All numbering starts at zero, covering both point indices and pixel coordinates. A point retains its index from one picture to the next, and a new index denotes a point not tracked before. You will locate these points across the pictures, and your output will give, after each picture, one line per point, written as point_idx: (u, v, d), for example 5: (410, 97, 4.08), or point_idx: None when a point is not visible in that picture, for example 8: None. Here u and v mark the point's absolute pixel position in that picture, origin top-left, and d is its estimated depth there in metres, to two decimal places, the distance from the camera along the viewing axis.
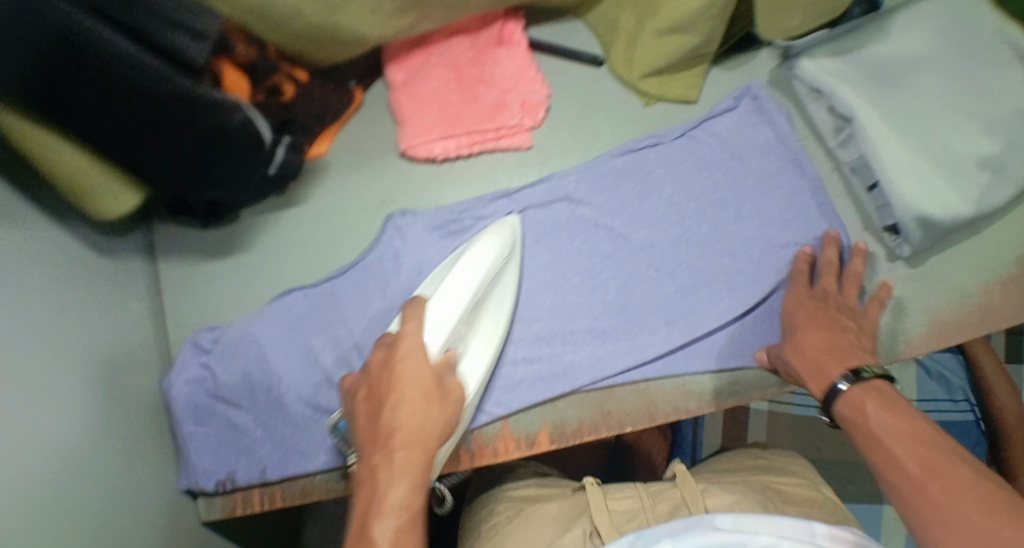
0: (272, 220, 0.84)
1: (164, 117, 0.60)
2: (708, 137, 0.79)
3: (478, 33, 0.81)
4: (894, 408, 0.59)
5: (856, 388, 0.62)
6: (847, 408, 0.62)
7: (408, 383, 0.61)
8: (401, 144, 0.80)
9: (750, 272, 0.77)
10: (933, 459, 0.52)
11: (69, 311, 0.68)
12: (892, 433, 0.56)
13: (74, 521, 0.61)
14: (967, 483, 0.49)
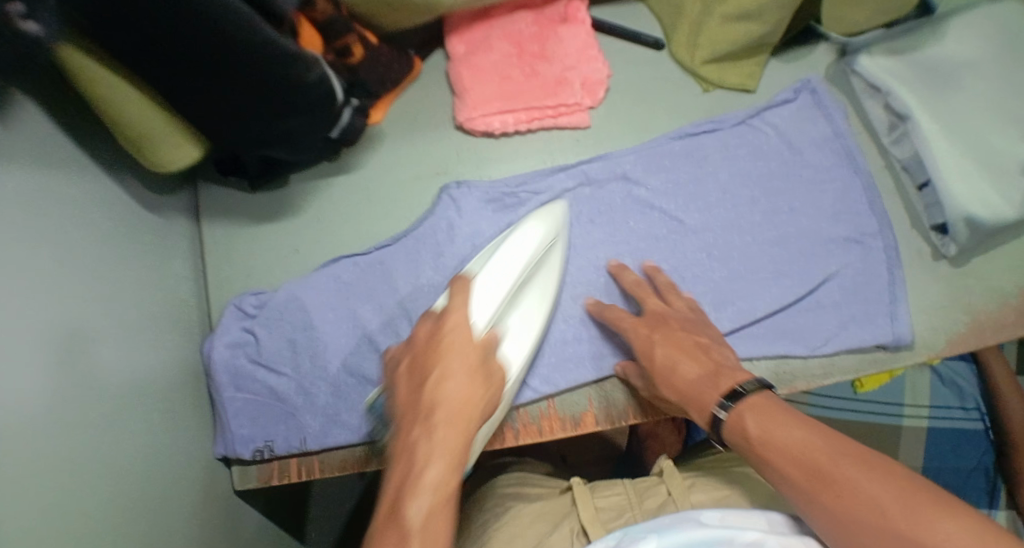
0: (320, 188, 0.83)
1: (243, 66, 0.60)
2: (767, 126, 0.79)
3: (542, 9, 0.80)
4: (771, 416, 0.55)
5: (732, 413, 0.57)
6: (735, 434, 0.57)
7: (455, 359, 0.57)
8: (459, 116, 0.79)
9: (803, 262, 0.77)
10: (816, 466, 0.52)
11: (113, 263, 0.66)
12: (764, 455, 0.54)
13: (122, 472, 0.60)
14: (885, 502, 0.48)
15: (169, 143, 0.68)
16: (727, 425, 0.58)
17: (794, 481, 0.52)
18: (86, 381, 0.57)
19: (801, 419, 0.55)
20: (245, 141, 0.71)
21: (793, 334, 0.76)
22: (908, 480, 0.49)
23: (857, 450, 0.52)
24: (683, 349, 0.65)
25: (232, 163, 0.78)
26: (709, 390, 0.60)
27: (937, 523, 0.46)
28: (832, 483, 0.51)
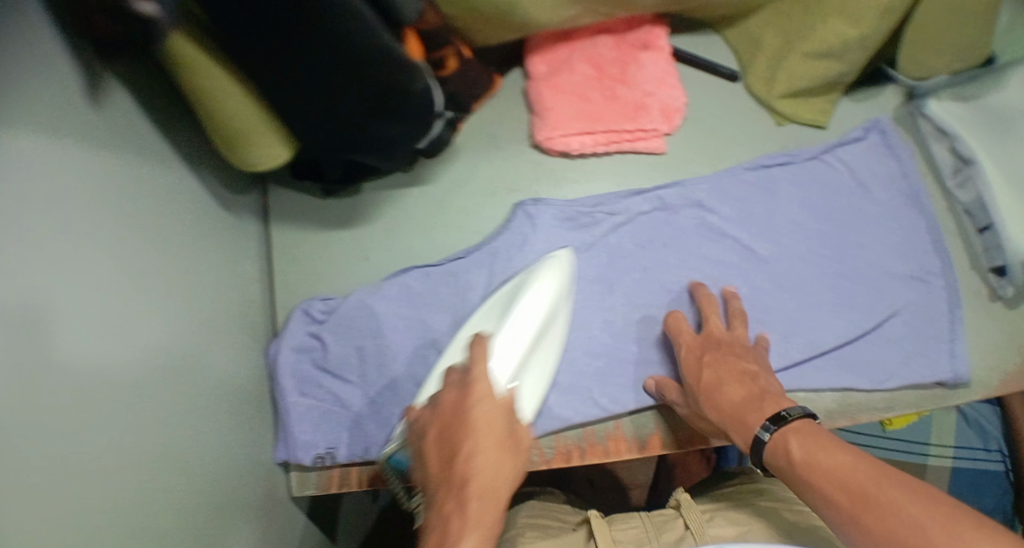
0: (394, 197, 0.83)
1: (357, 71, 0.61)
2: (837, 162, 0.81)
3: (624, 35, 0.81)
4: (816, 440, 0.57)
5: (777, 434, 0.59)
6: (778, 455, 0.58)
7: (479, 437, 0.58)
8: (537, 135, 0.81)
9: (869, 297, 0.79)
10: (853, 483, 0.52)
11: (192, 262, 0.66)
12: (805, 476, 0.55)
13: (191, 473, 0.59)
14: (922, 522, 0.47)
15: (264, 142, 0.68)
16: (767, 449, 0.60)
17: (834, 500, 0.52)
18: (162, 380, 0.57)
19: (843, 444, 0.55)
20: (336, 148, 0.71)
21: (856, 367, 0.78)
22: (947, 503, 0.48)
23: (894, 472, 0.51)
24: (732, 374, 0.67)
25: (311, 169, 0.78)
26: (751, 413, 0.63)
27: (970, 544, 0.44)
28: (872, 501, 0.50)
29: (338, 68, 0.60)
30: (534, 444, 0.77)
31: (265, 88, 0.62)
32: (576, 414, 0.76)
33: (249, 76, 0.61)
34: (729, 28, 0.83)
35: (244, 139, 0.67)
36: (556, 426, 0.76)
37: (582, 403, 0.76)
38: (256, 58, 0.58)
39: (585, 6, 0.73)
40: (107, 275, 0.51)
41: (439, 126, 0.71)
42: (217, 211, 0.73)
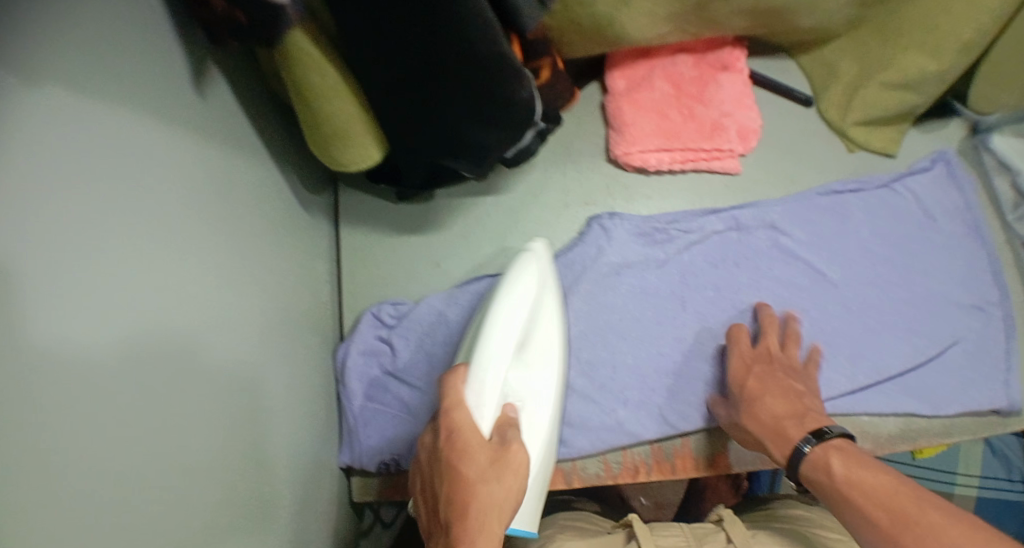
0: (468, 204, 0.83)
1: (471, 78, 0.61)
2: (906, 192, 0.83)
3: (704, 55, 0.82)
4: (859, 462, 0.58)
5: (818, 448, 0.62)
6: (818, 471, 0.60)
7: (470, 467, 0.57)
8: (616, 150, 0.81)
9: (932, 325, 0.80)
10: (889, 505, 0.54)
11: (269, 260, 0.66)
12: (844, 495, 0.57)
13: (265, 468, 0.59)
14: (957, 546, 0.48)
15: (359, 144, 0.68)
16: (806, 463, 0.62)
17: (873, 521, 0.54)
18: (244, 380, 0.56)
19: (891, 471, 0.57)
20: (431, 152, 0.71)
21: (918, 392, 0.79)
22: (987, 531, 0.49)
23: (939, 501, 0.53)
24: (781, 389, 0.69)
25: (391, 173, 0.78)
26: (792, 425, 0.65)
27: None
28: (913, 525, 0.52)
29: (452, 74, 0.61)
30: (601, 457, 0.77)
31: (375, 88, 0.62)
32: (645, 429, 0.76)
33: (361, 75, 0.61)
34: (803, 54, 0.84)
35: (342, 139, 0.67)
36: (624, 440, 0.76)
37: (651, 419, 0.76)
38: (376, 58, 0.58)
39: (677, 25, 0.74)
40: (202, 270, 0.51)
41: (529, 137, 0.72)
42: (291, 211, 0.73)
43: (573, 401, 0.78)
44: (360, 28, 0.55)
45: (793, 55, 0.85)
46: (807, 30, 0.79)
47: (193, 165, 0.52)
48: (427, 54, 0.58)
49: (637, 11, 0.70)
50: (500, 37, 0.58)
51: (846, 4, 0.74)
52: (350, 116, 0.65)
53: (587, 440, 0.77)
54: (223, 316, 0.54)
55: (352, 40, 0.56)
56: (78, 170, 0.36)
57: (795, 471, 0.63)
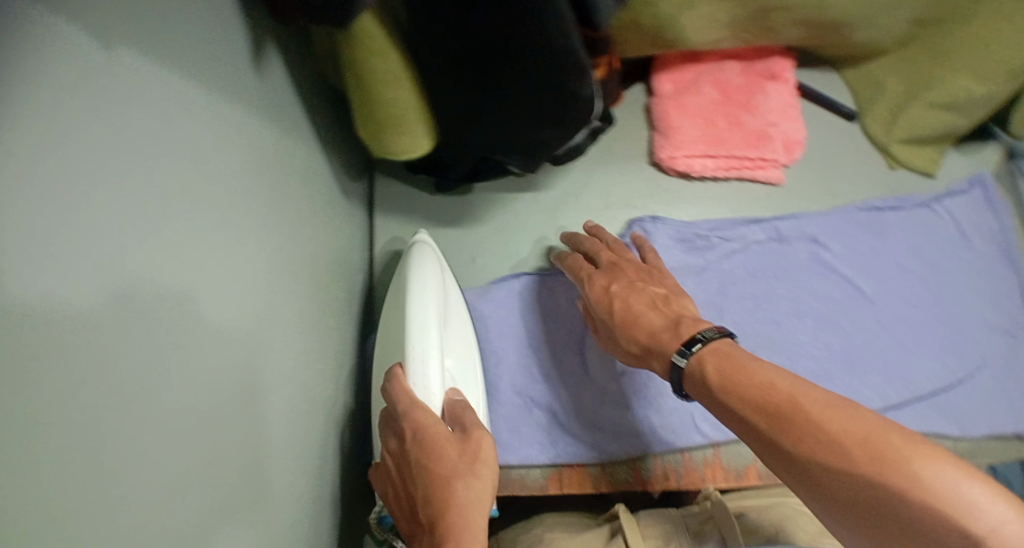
0: (506, 199, 0.82)
1: (541, 77, 0.61)
2: (943, 213, 0.83)
3: (752, 63, 0.82)
4: (733, 363, 0.53)
5: (694, 359, 0.55)
6: (695, 381, 0.54)
7: (443, 469, 0.54)
8: (661, 153, 0.80)
9: (962, 347, 0.80)
10: (787, 407, 0.48)
11: (308, 241, 0.64)
12: (719, 397, 0.52)
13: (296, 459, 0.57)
14: (844, 441, 0.44)
15: (411, 135, 0.67)
16: (692, 366, 0.55)
17: (757, 425, 0.49)
18: (282, 363, 0.54)
19: (753, 367, 0.52)
20: (482, 145, 0.71)
21: (947, 415, 0.76)
22: (861, 416, 0.46)
23: (798, 392, 0.48)
24: (649, 304, 0.64)
25: (434, 164, 0.76)
26: (670, 335, 0.59)
27: (890, 465, 0.42)
28: (791, 421, 0.47)
29: (522, 71, 0.60)
30: (631, 465, 0.74)
31: (439, 76, 0.62)
32: (676, 437, 0.75)
33: (429, 59, 0.61)
34: (850, 69, 0.84)
35: (393, 128, 0.66)
36: (655, 447, 0.74)
37: (683, 427, 0.75)
38: (453, 44, 0.58)
39: (734, 30, 0.75)
40: (243, 247, 0.49)
41: (581, 136, 0.72)
42: (329, 196, 0.71)
43: (606, 404, 0.76)
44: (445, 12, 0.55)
45: (840, 69, 0.86)
46: (859, 45, 0.79)
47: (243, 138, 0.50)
48: (499, 45, 0.58)
49: (697, 12, 0.70)
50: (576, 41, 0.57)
51: (903, 21, 0.75)
52: (407, 106, 0.65)
53: (618, 444, 0.74)
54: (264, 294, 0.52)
55: (425, 20, 0.56)
56: (152, 135, 0.36)
57: (679, 378, 0.56)
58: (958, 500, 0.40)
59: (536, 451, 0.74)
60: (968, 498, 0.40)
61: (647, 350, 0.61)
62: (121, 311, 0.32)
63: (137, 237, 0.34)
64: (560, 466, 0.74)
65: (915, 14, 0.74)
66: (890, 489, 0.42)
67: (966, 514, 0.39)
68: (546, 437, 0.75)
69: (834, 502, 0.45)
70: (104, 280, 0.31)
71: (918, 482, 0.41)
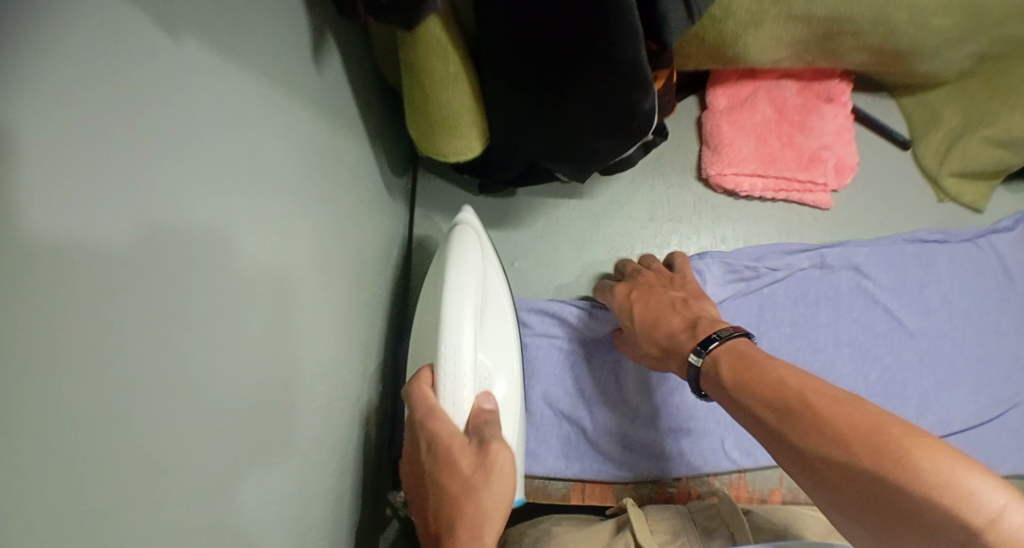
0: (550, 204, 0.81)
1: (600, 86, 0.59)
2: (990, 249, 0.82)
3: (810, 83, 0.80)
4: (746, 362, 0.51)
5: (709, 359, 0.55)
6: (712, 379, 0.53)
7: (452, 487, 0.50)
8: (710, 169, 0.79)
9: (997, 386, 0.79)
10: (790, 399, 0.46)
11: (355, 238, 0.63)
12: (730, 394, 0.51)
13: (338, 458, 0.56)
14: (842, 432, 0.41)
15: (465, 137, 0.66)
16: (707, 365, 0.54)
17: (762, 418, 0.47)
18: (327, 361, 0.54)
19: (768, 364, 0.50)
20: (536, 151, 0.69)
21: (979, 451, 0.76)
22: (863, 408, 0.42)
23: (805, 385, 0.46)
24: (671, 308, 0.65)
25: (482, 165, 0.75)
26: (688, 336, 0.59)
27: (887, 457, 0.39)
28: (795, 412, 0.45)
29: (581, 78, 0.58)
30: (656, 486, 0.74)
31: (499, 78, 0.61)
32: (705, 462, 0.74)
33: (492, 57, 0.59)
34: (907, 96, 0.83)
35: (447, 130, 0.64)
36: (682, 470, 0.74)
37: (712, 453, 0.75)
38: (516, 43, 0.57)
39: (796, 51, 0.73)
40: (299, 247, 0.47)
41: (633, 149, 0.70)
42: (374, 191, 0.70)
43: (636, 425, 0.75)
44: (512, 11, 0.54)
45: (896, 95, 0.84)
46: (921, 74, 0.77)
47: (297, 134, 0.49)
48: (561, 49, 0.56)
49: (762, 31, 0.68)
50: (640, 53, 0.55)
51: (969, 53, 0.73)
52: (461, 107, 0.63)
53: (644, 466, 0.74)
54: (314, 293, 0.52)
55: (493, 16, 0.55)
56: (206, 137, 0.34)
57: (694, 378, 0.56)
58: (957, 493, 0.36)
59: (562, 465, 0.75)
60: (965, 490, 0.36)
61: (666, 351, 0.61)
62: (181, 319, 0.31)
63: (197, 244, 0.33)
64: (584, 480, 0.75)
65: (983, 48, 0.72)
66: (886, 480, 0.38)
67: (963, 508, 0.35)
68: (574, 452, 0.75)
69: (834, 499, 0.41)
70: (158, 285, 0.30)
71: (914, 473, 0.37)
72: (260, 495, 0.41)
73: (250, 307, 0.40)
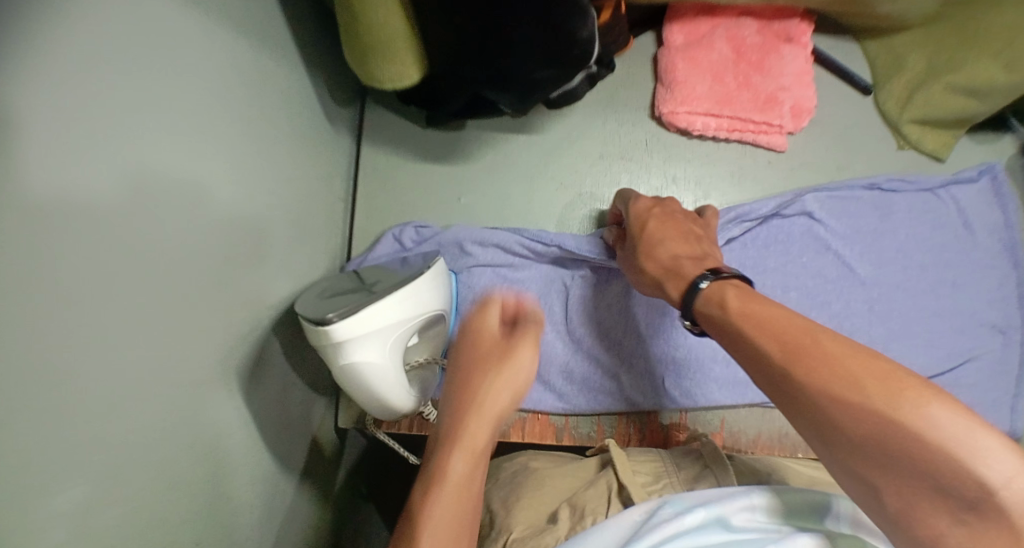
0: (499, 140, 0.79)
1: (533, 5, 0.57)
2: (950, 200, 0.80)
3: (770, 22, 0.77)
4: (755, 295, 0.51)
5: (715, 284, 0.54)
6: (711, 305, 0.53)
7: (480, 341, 0.56)
8: (663, 107, 0.77)
9: (953, 338, 0.78)
10: (798, 338, 0.45)
11: (276, 157, 0.62)
12: (736, 327, 0.49)
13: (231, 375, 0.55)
14: (859, 375, 0.41)
15: (399, 61, 0.65)
16: (701, 296, 0.54)
17: (765, 354, 0.46)
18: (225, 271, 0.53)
19: (778, 306, 0.49)
20: (477, 80, 0.67)
21: None
22: (883, 360, 0.42)
23: (818, 330, 0.45)
24: (680, 236, 0.64)
25: (424, 97, 0.74)
26: (689, 266, 0.58)
27: (903, 402, 0.39)
28: (804, 354, 0.44)
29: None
30: (595, 419, 0.77)
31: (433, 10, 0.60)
32: (645, 399, 0.76)
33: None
34: (875, 39, 0.80)
35: (381, 55, 0.64)
36: (621, 406, 0.76)
37: (651, 389, 0.76)
38: None
39: None
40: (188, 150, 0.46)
41: (579, 80, 0.69)
42: (308, 116, 0.69)
43: (578, 361, 0.78)
44: None
45: (861, 39, 0.82)
46: (886, 14, 0.74)
47: (194, 31, 0.48)
48: None
49: None
50: None
51: None
52: (392, 26, 0.61)
53: (584, 399, 0.77)
54: (211, 197, 0.51)
55: None
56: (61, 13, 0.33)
57: (688, 309, 0.55)
58: (967, 446, 0.37)
59: None
60: (978, 446, 0.36)
61: (665, 283, 0.60)
62: None
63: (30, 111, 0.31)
64: (524, 414, 0.78)
65: None
66: (901, 425, 0.39)
67: (973, 463, 0.36)
68: None
69: (836, 438, 0.42)
70: None
71: (931, 423, 0.38)
72: (114, 372, 0.41)
73: (96, 190, 0.38)
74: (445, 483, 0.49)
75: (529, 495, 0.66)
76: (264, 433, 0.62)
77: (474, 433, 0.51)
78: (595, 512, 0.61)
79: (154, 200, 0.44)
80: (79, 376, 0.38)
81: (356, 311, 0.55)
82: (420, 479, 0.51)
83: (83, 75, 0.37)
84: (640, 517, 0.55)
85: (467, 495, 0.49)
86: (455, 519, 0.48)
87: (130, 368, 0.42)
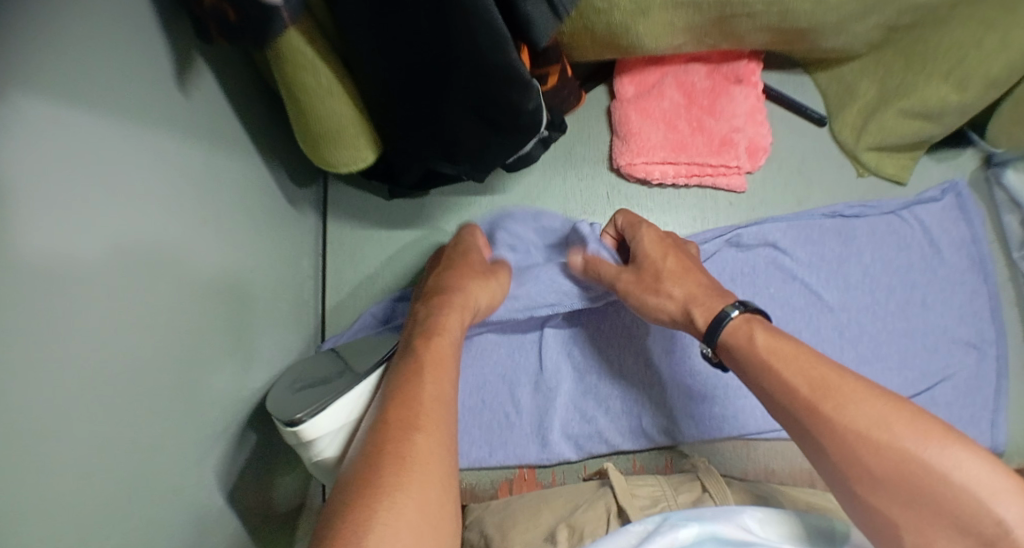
0: (462, 205, 0.86)
1: (483, 89, 0.58)
2: (914, 221, 0.82)
3: (717, 65, 0.80)
4: (776, 332, 0.57)
5: (742, 316, 0.59)
6: (738, 337, 0.58)
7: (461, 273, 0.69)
8: (621, 159, 0.81)
9: (926, 357, 0.77)
10: (818, 375, 0.52)
11: (244, 253, 0.66)
12: (762, 359, 0.55)
13: (201, 471, 0.58)
14: (888, 418, 0.47)
15: (353, 146, 0.64)
16: (730, 326, 0.59)
17: (794, 389, 0.52)
18: (189, 374, 0.56)
19: (801, 350, 0.54)
20: (433, 152, 0.69)
21: None
22: (902, 406, 0.48)
23: (843, 373, 0.51)
24: (693, 266, 0.68)
25: (388, 174, 0.77)
26: (717, 297, 0.63)
27: (930, 444, 0.45)
28: (834, 392, 0.50)
29: (467, 84, 0.58)
30: (580, 470, 0.80)
31: (380, 90, 0.59)
32: (624, 440, 0.79)
33: (370, 78, 0.58)
34: (821, 71, 0.83)
35: (333, 142, 0.62)
36: (607, 449, 0.79)
37: (632, 431, 0.79)
38: (394, 58, 0.55)
39: (695, 34, 0.72)
40: (135, 278, 0.48)
41: (531, 144, 0.72)
42: (274, 202, 0.73)
43: (565, 409, 0.80)
44: (387, 29, 0.52)
45: (810, 70, 0.84)
46: (830, 48, 0.76)
47: (144, 159, 0.50)
48: (444, 64, 0.55)
49: (654, 21, 0.67)
50: (516, 60, 0.55)
51: (874, 25, 0.71)
52: (347, 119, 0.61)
53: (569, 447, 0.79)
54: (173, 309, 0.53)
55: (366, 38, 0.53)
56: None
57: (714, 337, 0.60)
58: (986, 490, 0.43)
59: (487, 454, 0.78)
60: (994, 490, 0.43)
61: (688, 309, 0.63)
62: None
63: None
64: (510, 476, 0.79)
65: (885, 22, 0.70)
66: (922, 465, 0.45)
67: (991, 504, 0.42)
68: (499, 440, 0.79)
69: (860, 471, 0.47)
70: None
71: (955, 464, 0.44)
72: (89, 508, 0.43)
73: (56, 347, 0.40)
74: (415, 417, 0.49)
75: (523, 521, 0.67)
76: (245, 516, 0.66)
77: (433, 385, 0.53)
78: (593, 533, 0.61)
79: (115, 333, 0.46)
80: (51, 521, 0.40)
81: (323, 409, 0.59)
82: (386, 423, 0.49)
83: (38, 237, 0.39)
84: (640, 533, 0.53)
85: (442, 425, 0.50)
86: (436, 452, 0.47)
87: (104, 496, 0.45)
